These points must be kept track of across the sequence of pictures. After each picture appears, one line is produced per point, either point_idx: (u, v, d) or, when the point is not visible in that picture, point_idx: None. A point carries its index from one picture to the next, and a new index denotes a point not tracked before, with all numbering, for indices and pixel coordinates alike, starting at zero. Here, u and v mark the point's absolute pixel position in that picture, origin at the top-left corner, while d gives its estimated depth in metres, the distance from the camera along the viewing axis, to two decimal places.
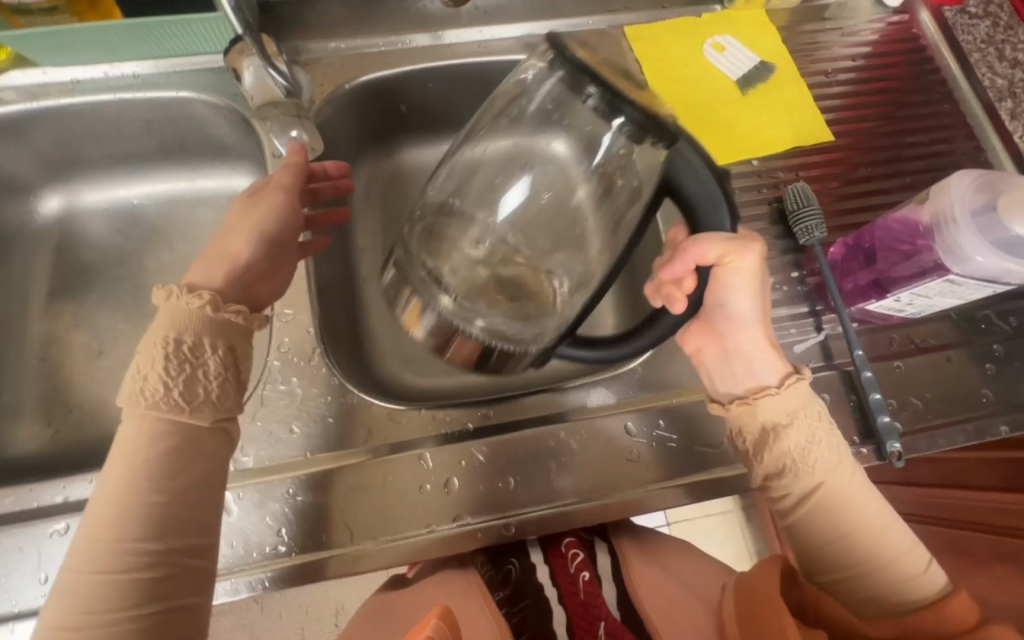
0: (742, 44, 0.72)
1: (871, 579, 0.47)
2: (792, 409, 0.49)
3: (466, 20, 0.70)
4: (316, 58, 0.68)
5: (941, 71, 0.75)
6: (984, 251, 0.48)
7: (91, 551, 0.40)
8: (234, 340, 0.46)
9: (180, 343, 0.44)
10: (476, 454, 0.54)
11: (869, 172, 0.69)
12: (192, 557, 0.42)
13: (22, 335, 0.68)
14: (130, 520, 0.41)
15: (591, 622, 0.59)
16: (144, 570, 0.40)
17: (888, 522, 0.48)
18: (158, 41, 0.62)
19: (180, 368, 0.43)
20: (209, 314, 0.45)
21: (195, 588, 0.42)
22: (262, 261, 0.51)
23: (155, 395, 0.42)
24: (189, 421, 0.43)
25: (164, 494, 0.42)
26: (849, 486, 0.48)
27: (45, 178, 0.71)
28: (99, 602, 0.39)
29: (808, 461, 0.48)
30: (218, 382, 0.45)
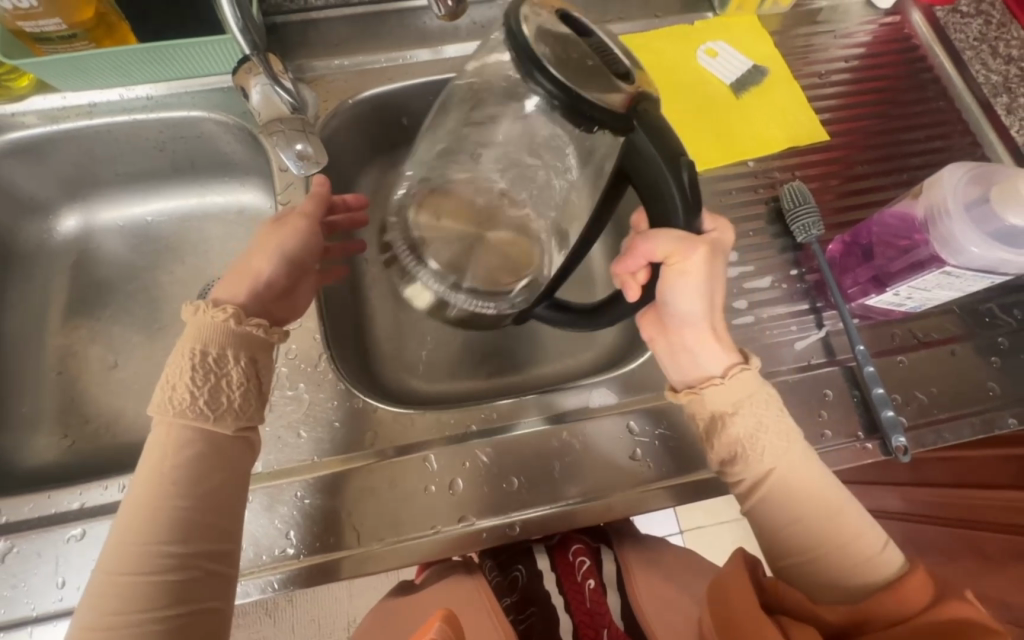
0: (735, 48, 0.74)
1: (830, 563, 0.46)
2: (741, 397, 0.49)
3: (465, 34, 0.73)
4: (321, 76, 0.70)
5: (935, 69, 0.76)
6: (980, 242, 0.48)
7: (119, 554, 0.41)
8: (255, 352, 0.47)
9: (205, 354, 0.45)
10: (481, 456, 0.55)
11: (866, 169, 0.69)
12: (215, 561, 0.43)
13: (41, 348, 0.70)
14: (157, 523, 0.42)
15: (597, 631, 0.60)
16: (172, 572, 0.42)
17: (843, 505, 0.48)
18: (168, 64, 0.64)
19: (205, 378, 0.44)
20: (236, 331, 0.46)
21: (219, 590, 0.43)
22: (281, 279, 0.52)
23: (181, 404, 0.44)
24: (214, 429, 0.45)
25: (188, 499, 0.43)
26: (798, 472, 0.48)
27: (64, 198, 0.74)
28: (128, 601, 0.40)
29: (756, 447, 0.48)
30: (241, 391, 0.46)
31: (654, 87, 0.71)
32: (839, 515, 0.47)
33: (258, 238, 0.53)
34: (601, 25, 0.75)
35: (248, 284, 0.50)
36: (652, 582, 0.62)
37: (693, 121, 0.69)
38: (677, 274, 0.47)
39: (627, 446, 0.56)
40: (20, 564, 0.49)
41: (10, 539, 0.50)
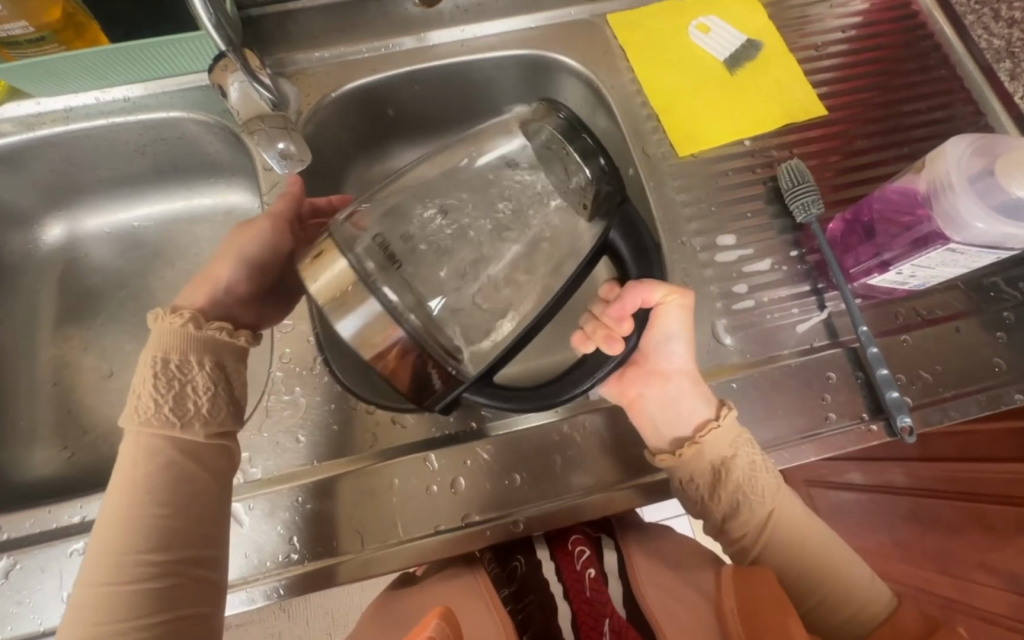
0: (728, 23, 0.71)
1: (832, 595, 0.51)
2: (727, 447, 0.51)
3: (448, 20, 0.70)
4: (302, 70, 0.68)
5: (935, 36, 0.74)
6: (985, 216, 0.47)
7: (103, 564, 0.41)
8: (221, 357, 0.47)
9: (168, 361, 0.44)
10: (482, 454, 0.54)
11: (866, 144, 0.67)
12: (195, 568, 0.43)
13: (34, 361, 0.69)
14: (133, 532, 0.42)
15: (596, 619, 0.60)
16: (152, 580, 0.41)
17: (836, 541, 0.53)
18: (144, 65, 0.62)
19: (169, 385, 0.44)
20: (200, 338, 0.46)
21: (202, 597, 0.43)
22: (243, 283, 0.52)
23: (148, 412, 0.44)
24: (184, 436, 0.44)
25: (164, 506, 0.43)
26: (797, 511, 0.53)
27: (47, 207, 0.73)
28: (111, 609, 0.40)
29: (755, 488, 0.51)
30: (207, 396, 0.45)
31: (645, 67, 0.69)
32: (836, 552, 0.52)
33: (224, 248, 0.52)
34: (588, 4, 0.73)
35: (206, 294, 0.50)
36: (650, 569, 0.63)
37: (685, 102, 0.67)
38: (665, 315, 0.52)
39: (629, 438, 0.55)
40: (23, 580, 0.49)
41: (13, 555, 0.50)
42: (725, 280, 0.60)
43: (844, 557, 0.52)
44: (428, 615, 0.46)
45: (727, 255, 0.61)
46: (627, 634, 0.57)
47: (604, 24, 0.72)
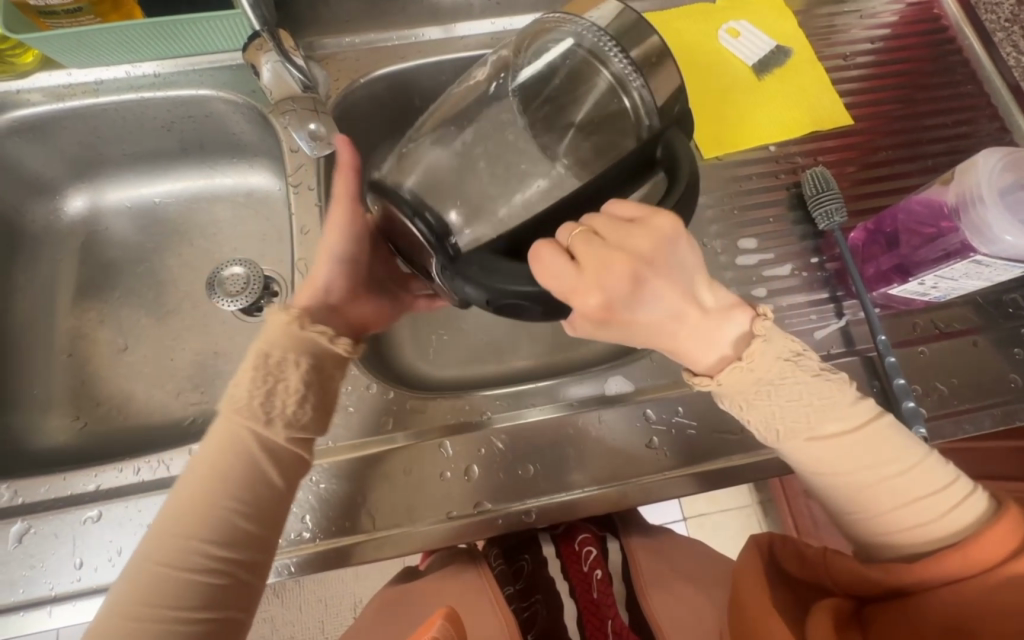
0: (758, 29, 0.71)
1: (885, 524, 0.44)
2: (740, 388, 0.44)
3: (479, 12, 0.70)
4: (331, 54, 0.69)
5: (964, 52, 0.74)
6: (1014, 231, 0.47)
7: (162, 543, 0.42)
8: (320, 360, 0.47)
9: (269, 357, 0.45)
10: (495, 443, 0.54)
11: (890, 155, 0.68)
12: (247, 571, 0.44)
13: (51, 331, 0.70)
14: (203, 520, 0.43)
15: (601, 620, 0.61)
16: (207, 574, 0.42)
17: (903, 466, 0.44)
18: (176, 41, 0.63)
19: (265, 381, 0.45)
20: (293, 335, 0.46)
21: (242, 602, 0.43)
22: (342, 285, 0.52)
23: (240, 402, 0.44)
24: (271, 435, 0.44)
25: (235, 502, 0.44)
26: (823, 447, 0.44)
27: (71, 178, 0.73)
28: (161, 595, 0.41)
29: (771, 398, 0.44)
30: (296, 399, 0.45)
31: None
32: (900, 477, 0.44)
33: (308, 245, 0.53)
34: None
35: (310, 296, 0.51)
36: (654, 573, 0.64)
37: (712, 105, 0.67)
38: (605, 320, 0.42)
39: (643, 434, 0.55)
40: (37, 545, 0.49)
41: (27, 520, 0.50)
42: (744, 284, 0.61)
43: (909, 484, 0.44)
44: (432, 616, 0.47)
45: (746, 259, 0.62)
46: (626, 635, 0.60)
47: None
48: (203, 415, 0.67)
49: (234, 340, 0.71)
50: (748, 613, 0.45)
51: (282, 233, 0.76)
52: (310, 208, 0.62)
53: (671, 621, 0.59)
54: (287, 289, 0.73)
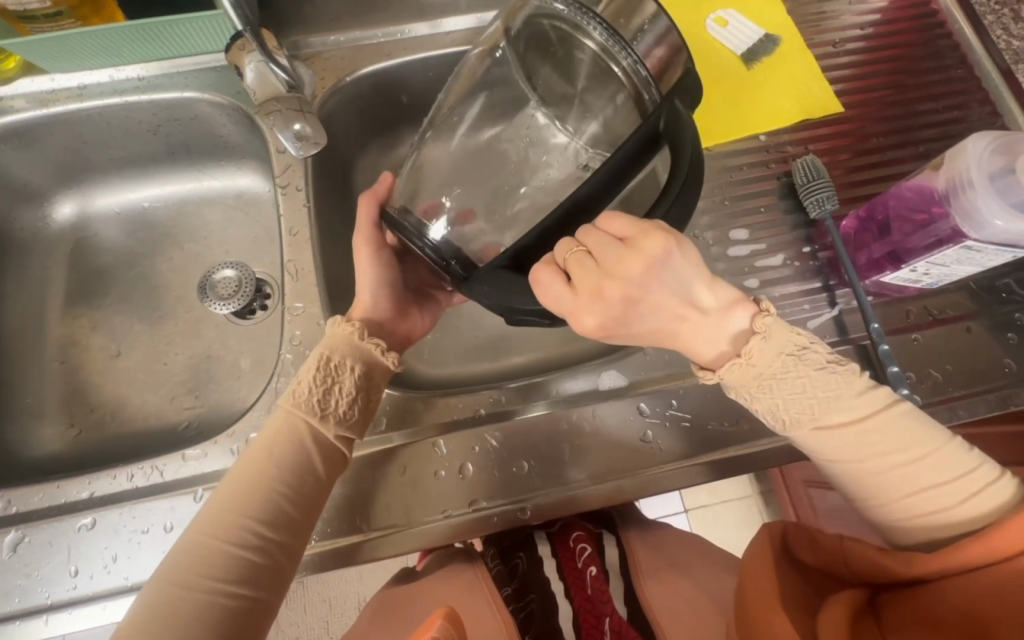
0: (746, 17, 0.71)
1: (895, 509, 0.45)
2: (748, 379, 0.44)
3: (465, 6, 0.69)
4: (317, 53, 0.68)
5: (954, 36, 0.73)
6: (1004, 215, 0.47)
7: (217, 516, 0.44)
8: (372, 367, 0.49)
9: (329, 359, 0.48)
10: (489, 440, 0.54)
11: (881, 142, 0.67)
12: (284, 555, 0.45)
13: (43, 339, 0.69)
14: (255, 499, 0.45)
15: (597, 617, 0.61)
16: (252, 552, 0.44)
17: (918, 455, 0.44)
18: (159, 43, 0.62)
19: (323, 380, 0.47)
20: (346, 337, 0.49)
21: (273, 586, 0.44)
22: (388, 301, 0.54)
23: (301, 397, 0.47)
24: (324, 429, 0.47)
25: (287, 487, 0.45)
26: (834, 437, 0.45)
27: (58, 185, 0.73)
28: (210, 566, 0.42)
29: (777, 388, 0.45)
30: (348, 400, 0.48)
31: None
32: (920, 464, 0.44)
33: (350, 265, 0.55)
34: None
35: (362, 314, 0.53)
36: (653, 570, 0.64)
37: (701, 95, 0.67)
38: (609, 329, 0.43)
39: (637, 428, 0.55)
40: (32, 554, 0.49)
41: (21, 529, 0.50)
42: (736, 275, 0.60)
43: (921, 473, 0.44)
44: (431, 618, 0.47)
45: (739, 250, 0.61)
46: (626, 632, 0.59)
47: None
48: (197, 420, 0.67)
49: (227, 344, 0.71)
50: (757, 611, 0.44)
51: (273, 235, 0.76)
52: (299, 209, 0.62)
53: (670, 617, 0.59)
54: (279, 291, 0.73)
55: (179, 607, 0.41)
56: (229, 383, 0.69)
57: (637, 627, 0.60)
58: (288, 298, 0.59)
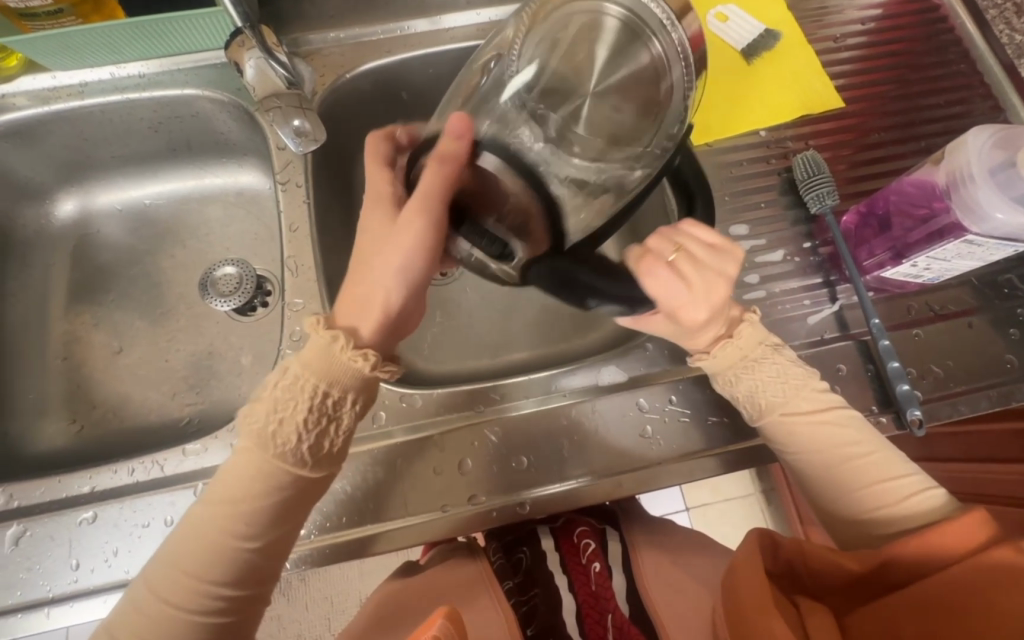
0: (747, 12, 0.70)
1: (849, 506, 0.47)
2: (728, 365, 0.49)
3: (465, 2, 0.69)
4: (317, 50, 0.68)
5: (956, 31, 0.73)
6: (1006, 208, 0.47)
7: (172, 580, 0.41)
8: (371, 396, 0.45)
9: (325, 395, 0.43)
10: (489, 436, 0.54)
11: (883, 137, 0.67)
12: (251, 604, 0.44)
13: (45, 335, 0.70)
14: (216, 562, 0.42)
15: (601, 613, 0.61)
16: (215, 613, 0.42)
17: (864, 452, 0.47)
18: (160, 40, 0.62)
19: (317, 421, 0.43)
20: (353, 371, 0.43)
21: (238, 636, 0.44)
22: (409, 304, 0.47)
23: (284, 444, 0.42)
24: (310, 475, 0.43)
25: (252, 544, 0.43)
26: (811, 432, 0.48)
27: (61, 182, 0.73)
28: (167, 631, 0.41)
29: (746, 377, 0.49)
30: (345, 436, 0.44)
31: None
32: (862, 462, 0.47)
33: (376, 239, 0.47)
34: None
35: (379, 321, 0.45)
36: (656, 569, 0.64)
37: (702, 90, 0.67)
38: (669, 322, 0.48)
39: (637, 424, 0.55)
40: (33, 547, 0.49)
41: (23, 523, 0.50)
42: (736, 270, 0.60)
43: (870, 469, 0.47)
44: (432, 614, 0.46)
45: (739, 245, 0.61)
46: (630, 630, 0.60)
47: None
48: (198, 416, 0.67)
49: (227, 340, 0.71)
50: (746, 607, 0.42)
51: (274, 232, 0.76)
52: (299, 205, 0.62)
53: (673, 618, 0.58)
54: (280, 287, 0.73)
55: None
56: (230, 379, 0.69)
57: (640, 627, 0.60)
58: (287, 294, 0.59)
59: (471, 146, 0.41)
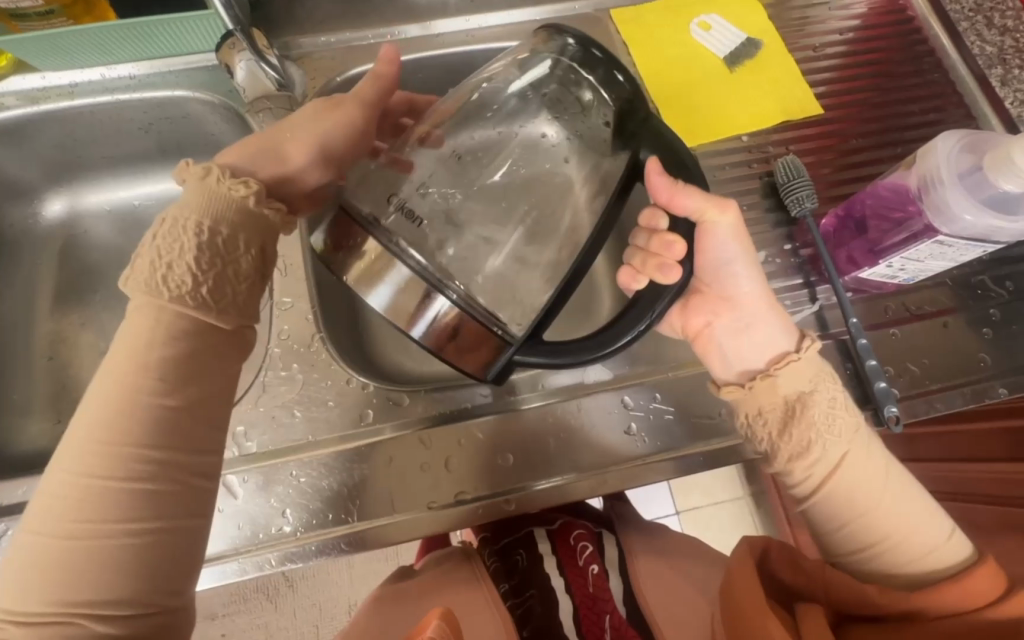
0: (729, 22, 0.72)
1: (875, 561, 0.47)
2: (812, 373, 0.49)
3: (454, 8, 0.71)
4: (308, 53, 0.69)
5: (930, 41, 0.75)
6: (972, 210, 0.48)
7: (87, 453, 0.36)
8: (266, 242, 0.43)
9: (210, 230, 0.40)
10: (477, 433, 0.55)
11: (861, 143, 0.69)
12: (191, 473, 0.39)
13: (31, 335, 0.69)
14: (132, 425, 0.37)
15: (597, 614, 0.61)
16: (148, 481, 0.37)
17: (904, 491, 0.47)
18: (149, 42, 0.63)
19: (211, 262, 0.40)
20: (233, 202, 0.41)
21: (188, 509, 0.39)
22: (318, 176, 0.49)
23: (180, 286, 0.39)
24: (216, 322, 0.40)
25: (175, 399, 0.39)
26: (868, 462, 0.47)
27: (49, 182, 0.73)
28: (92, 508, 0.36)
29: (833, 426, 0.47)
30: (247, 285, 0.41)
31: (648, 61, 0.70)
32: (905, 494, 0.47)
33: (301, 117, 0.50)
34: None
35: (278, 172, 0.46)
36: (650, 568, 0.65)
37: (686, 96, 0.68)
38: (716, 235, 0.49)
39: (622, 420, 0.56)
40: None
41: (5, 521, 0.50)
42: None
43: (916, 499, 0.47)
44: (428, 616, 0.46)
45: None
46: (626, 631, 0.59)
47: (607, 19, 0.73)
48: None
49: None
50: (746, 614, 0.44)
51: None
52: None
53: (669, 618, 0.59)
54: None
55: (73, 561, 0.35)
56: None
57: (636, 627, 0.60)
58: (276, 293, 0.60)
59: (396, 64, 0.52)
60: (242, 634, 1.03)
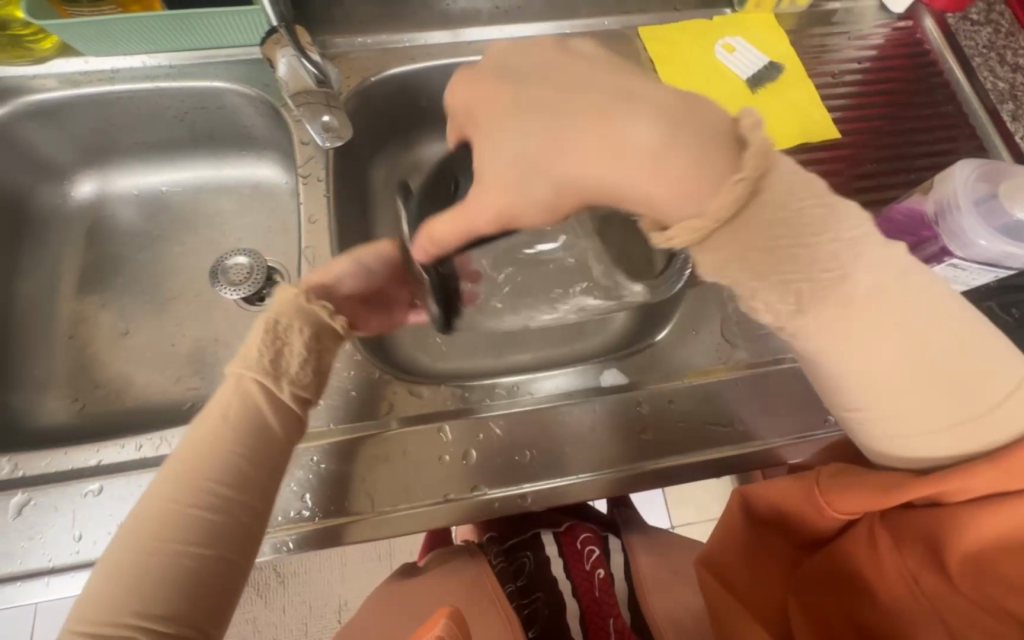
0: (752, 45, 0.75)
1: (869, 438, 0.42)
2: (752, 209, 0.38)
3: (487, 19, 0.73)
4: (344, 52, 0.71)
5: (944, 74, 0.78)
6: (988, 235, 0.50)
7: (167, 479, 0.42)
8: (321, 331, 0.47)
9: (276, 324, 0.45)
10: (494, 428, 0.56)
11: (875, 168, 0.71)
12: (244, 512, 0.42)
13: (54, 313, 0.70)
14: (208, 461, 0.42)
15: (603, 618, 0.63)
16: (207, 513, 0.41)
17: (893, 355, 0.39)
18: (192, 33, 0.65)
19: (272, 343, 0.45)
20: (291, 301, 0.47)
21: (241, 546, 0.42)
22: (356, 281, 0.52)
23: (249, 358, 0.44)
24: (273, 390, 0.44)
25: (242, 446, 0.43)
26: (840, 329, 0.39)
27: (81, 163, 0.74)
28: (169, 531, 0.40)
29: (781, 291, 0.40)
30: (301, 361, 0.45)
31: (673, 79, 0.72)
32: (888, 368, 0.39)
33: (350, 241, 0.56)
34: (621, 16, 0.77)
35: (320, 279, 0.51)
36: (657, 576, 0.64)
37: None
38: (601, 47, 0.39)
39: (636, 423, 0.57)
40: (35, 517, 0.49)
41: (27, 492, 0.50)
42: None
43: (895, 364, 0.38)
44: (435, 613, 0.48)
45: None
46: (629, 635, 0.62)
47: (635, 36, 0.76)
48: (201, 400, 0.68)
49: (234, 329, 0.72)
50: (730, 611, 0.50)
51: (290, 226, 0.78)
52: (319, 199, 0.64)
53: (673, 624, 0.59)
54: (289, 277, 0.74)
55: (126, 573, 0.39)
56: None
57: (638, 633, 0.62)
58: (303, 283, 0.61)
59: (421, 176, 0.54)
60: (230, 628, 1.02)
